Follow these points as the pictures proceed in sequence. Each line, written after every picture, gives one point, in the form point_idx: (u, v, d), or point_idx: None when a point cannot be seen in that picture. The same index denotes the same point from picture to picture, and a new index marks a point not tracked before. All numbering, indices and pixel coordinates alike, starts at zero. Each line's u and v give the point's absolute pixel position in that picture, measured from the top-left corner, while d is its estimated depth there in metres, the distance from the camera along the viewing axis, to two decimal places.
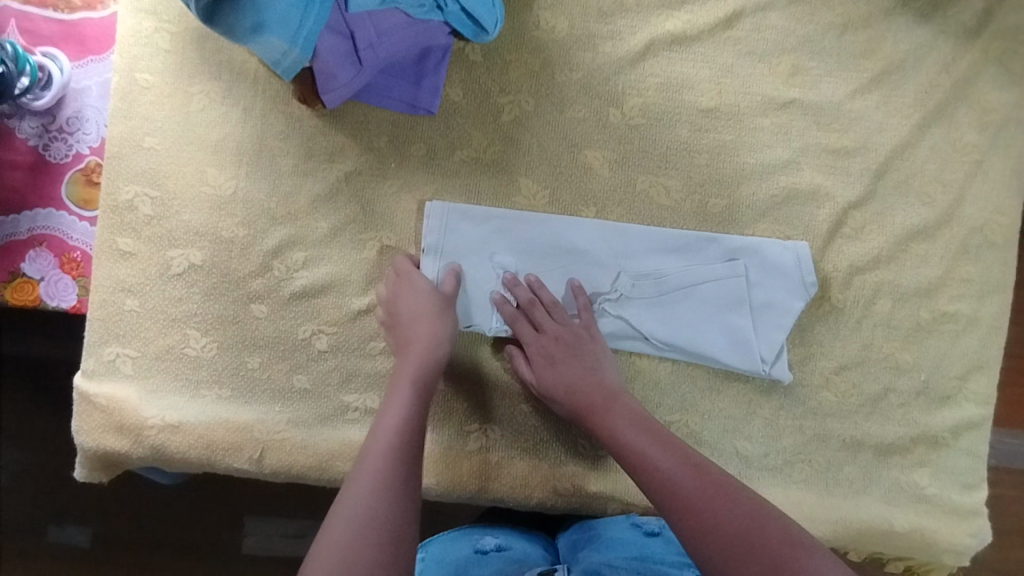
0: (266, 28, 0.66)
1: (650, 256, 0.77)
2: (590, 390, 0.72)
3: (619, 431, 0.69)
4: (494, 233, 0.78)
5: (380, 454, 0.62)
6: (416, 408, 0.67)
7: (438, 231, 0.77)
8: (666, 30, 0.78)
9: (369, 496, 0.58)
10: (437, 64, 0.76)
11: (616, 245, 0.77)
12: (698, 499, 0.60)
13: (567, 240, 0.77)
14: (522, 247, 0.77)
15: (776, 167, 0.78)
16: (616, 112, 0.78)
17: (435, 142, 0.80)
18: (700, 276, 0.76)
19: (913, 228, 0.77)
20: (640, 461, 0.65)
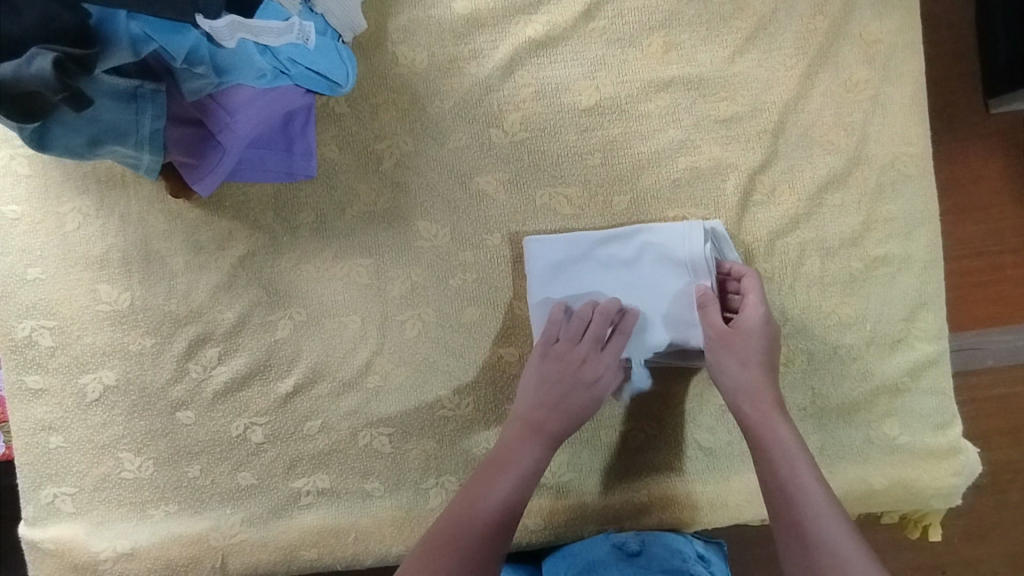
0: (104, 140, 0.62)
1: (593, 263, 0.73)
2: (750, 388, 0.68)
3: (767, 438, 0.66)
4: (613, 253, 0.73)
5: (497, 508, 0.66)
6: (537, 459, 0.69)
7: (554, 258, 0.73)
8: (528, 37, 0.75)
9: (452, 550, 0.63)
10: (303, 127, 0.73)
11: (564, 258, 0.73)
12: (809, 533, 0.61)
13: (587, 257, 0.73)
14: (618, 268, 0.73)
15: (672, 150, 0.75)
16: (499, 131, 0.75)
17: (323, 204, 0.77)
18: (661, 279, 0.72)
19: (824, 179, 0.74)
20: (769, 472, 0.65)
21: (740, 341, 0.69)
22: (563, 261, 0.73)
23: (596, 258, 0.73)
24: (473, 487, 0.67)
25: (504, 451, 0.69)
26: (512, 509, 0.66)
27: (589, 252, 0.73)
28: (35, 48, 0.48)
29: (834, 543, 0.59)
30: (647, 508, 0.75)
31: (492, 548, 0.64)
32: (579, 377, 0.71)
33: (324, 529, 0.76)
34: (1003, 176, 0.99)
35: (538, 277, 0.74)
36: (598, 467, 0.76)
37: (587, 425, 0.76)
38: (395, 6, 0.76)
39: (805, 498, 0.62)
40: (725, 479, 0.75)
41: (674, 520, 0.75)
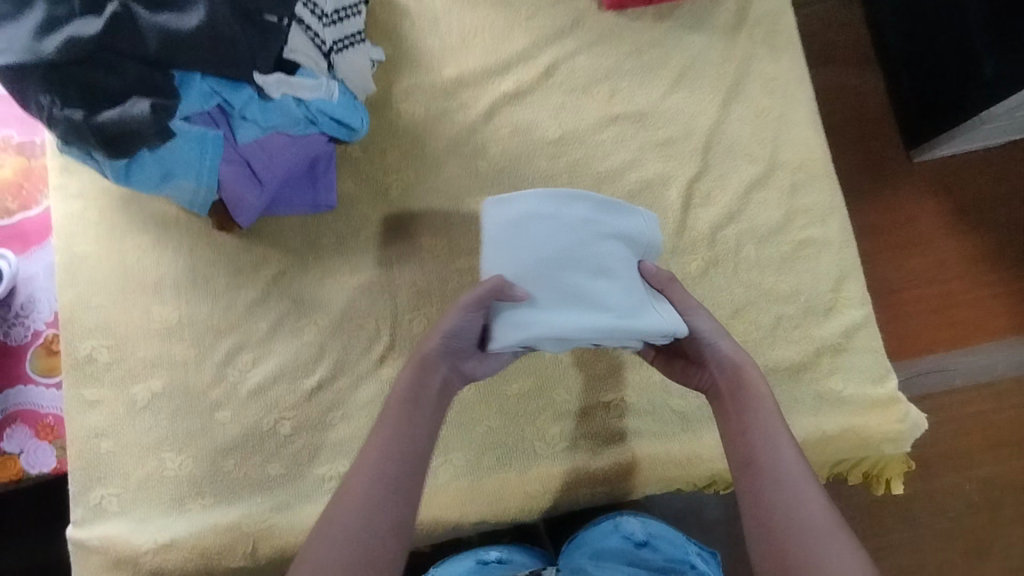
0: (173, 174, 0.79)
1: (542, 231, 0.71)
2: (726, 363, 0.70)
3: (752, 418, 0.66)
4: (562, 221, 0.71)
5: (381, 483, 0.62)
6: (418, 430, 0.66)
7: (499, 224, 0.70)
8: (503, 91, 0.95)
9: (330, 535, 0.59)
10: (326, 168, 0.90)
11: (513, 226, 0.70)
12: (774, 491, 0.61)
13: (534, 224, 0.71)
14: (565, 240, 0.71)
15: (624, 168, 0.93)
16: (483, 163, 0.93)
17: (342, 228, 0.92)
18: (623, 249, 0.73)
19: (749, 182, 0.91)
20: (735, 388, 0.69)
21: (701, 312, 0.74)
22: (509, 225, 0.70)
23: (547, 224, 0.71)
24: (365, 462, 0.63)
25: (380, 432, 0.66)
26: (397, 483, 0.63)
27: (542, 216, 0.71)
28: (131, 97, 0.73)
29: (773, 432, 0.64)
30: (633, 469, 0.85)
31: (377, 521, 0.60)
32: (465, 346, 0.71)
33: None
34: (937, 211, 1.33)
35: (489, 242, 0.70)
36: (588, 435, 0.86)
37: (575, 398, 0.86)
38: (397, 72, 0.96)
39: (778, 459, 0.63)
40: (699, 439, 0.86)
41: (656, 478, 0.85)
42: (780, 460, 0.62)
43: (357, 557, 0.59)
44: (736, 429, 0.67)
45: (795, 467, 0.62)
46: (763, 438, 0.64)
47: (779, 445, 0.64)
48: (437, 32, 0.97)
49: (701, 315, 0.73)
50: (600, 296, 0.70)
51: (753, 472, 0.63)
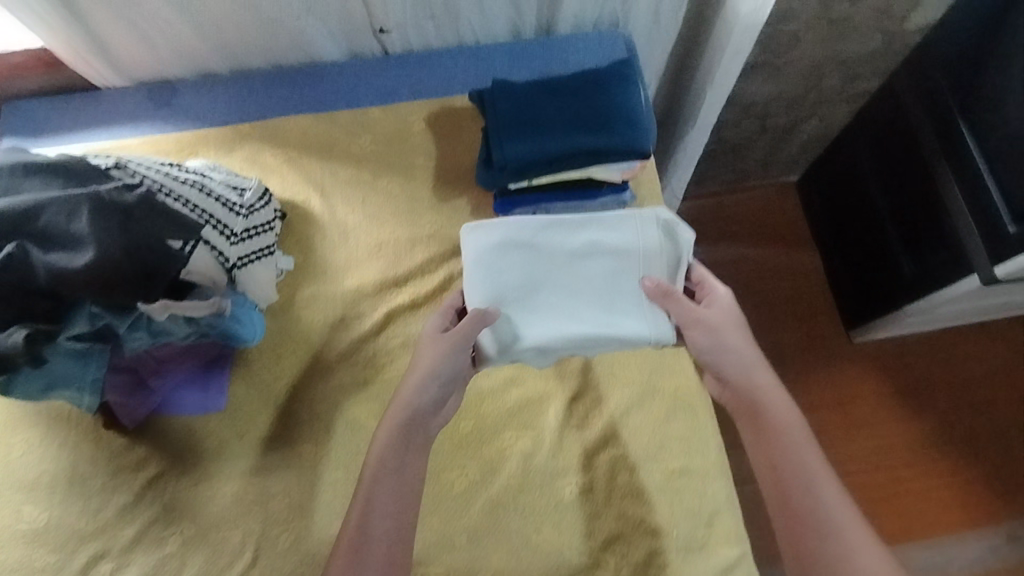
0: (56, 385, 0.83)
1: (562, 241, 0.94)
2: (755, 402, 0.84)
3: (788, 451, 0.80)
4: (549, 236, 0.94)
5: (360, 509, 0.78)
6: (392, 452, 0.81)
7: (517, 237, 0.93)
8: (398, 302, 1.00)
9: (387, 531, 0.77)
10: (218, 371, 0.95)
11: (544, 235, 0.93)
12: (819, 520, 0.75)
13: (550, 234, 0.94)
14: (573, 249, 0.94)
15: (505, 385, 0.95)
16: (372, 372, 0.97)
17: (227, 432, 0.94)
18: (610, 275, 0.93)
19: (626, 405, 0.93)
20: (762, 407, 0.83)
21: (735, 330, 0.88)
22: (507, 240, 0.92)
23: (535, 245, 0.93)
24: (371, 488, 0.79)
25: (403, 409, 0.83)
26: (382, 501, 0.79)
27: (532, 241, 0.93)
28: (14, 325, 0.76)
29: (801, 466, 0.79)
30: None
31: (359, 555, 0.75)
32: (437, 394, 0.85)
33: None
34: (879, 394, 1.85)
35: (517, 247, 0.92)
36: None
37: None
38: (302, 281, 1.02)
39: (809, 492, 0.77)
40: None
41: None
42: (815, 499, 0.76)
43: (386, 533, 0.77)
44: (759, 455, 0.82)
45: (828, 508, 0.76)
46: (783, 446, 0.80)
47: (814, 475, 0.78)
48: (345, 243, 1.04)
49: (721, 310, 0.88)
50: (602, 297, 0.92)
51: (784, 516, 0.77)
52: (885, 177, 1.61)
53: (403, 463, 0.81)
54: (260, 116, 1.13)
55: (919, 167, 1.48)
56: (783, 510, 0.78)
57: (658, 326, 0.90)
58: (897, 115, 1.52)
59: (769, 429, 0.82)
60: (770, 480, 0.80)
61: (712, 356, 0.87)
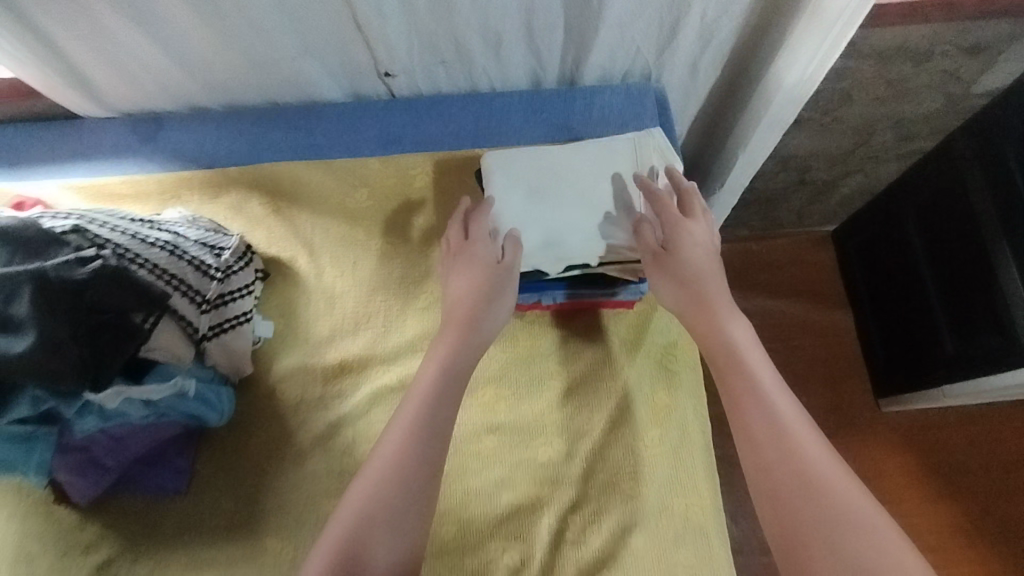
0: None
1: (556, 161, 0.93)
2: (721, 316, 0.82)
3: (745, 370, 0.77)
4: (550, 156, 0.94)
5: (381, 484, 0.75)
6: (426, 421, 0.78)
7: (516, 162, 0.95)
8: (384, 382, 0.92)
9: (370, 494, 0.74)
10: (180, 450, 0.86)
11: (538, 164, 0.94)
12: (789, 447, 0.71)
13: (550, 160, 0.94)
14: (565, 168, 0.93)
15: (495, 488, 0.87)
16: (348, 459, 0.88)
17: (187, 517, 0.86)
18: (596, 150, 0.90)
19: (628, 523, 0.84)
20: (722, 329, 0.81)
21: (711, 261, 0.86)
22: (516, 178, 0.93)
23: (537, 173, 0.93)
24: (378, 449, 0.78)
25: (435, 383, 0.81)
26: (395, 490, 0.74)
27: (537, 173, 0.93)
28: None
29: (760, 382, 0.76)
30: None
31: (378, 531, 0.72)
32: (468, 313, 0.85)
33: None
34: (906, 469, 1.73)
35: (521, 163, 0.94)
36: None
37: None
38: (282, 351, 0.94)
39: (784, 432, 0.72)
40: None
41: None
42: (790, 437, 0.72)
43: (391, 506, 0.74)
44: (727, 393, 0.78)
45: (798, 435, 0.72)
46: (763, 407, 0.74)
47: (776, 399, 0.75)
48: (332, 310, 0.96)
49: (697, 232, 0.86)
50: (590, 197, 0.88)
51: (738, 421, 0.75)
52: (931, 210, 1.46)
53: (430, 450, 0.78)
54: (249, 159, 1.07)
55: (970, 236, 1.35)
56: (751, 457, 0.73)
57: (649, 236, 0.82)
58: (948, 173, 1.37)
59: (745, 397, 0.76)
60: (736, 407, 0.76)
61: (679, 306, 0.84)
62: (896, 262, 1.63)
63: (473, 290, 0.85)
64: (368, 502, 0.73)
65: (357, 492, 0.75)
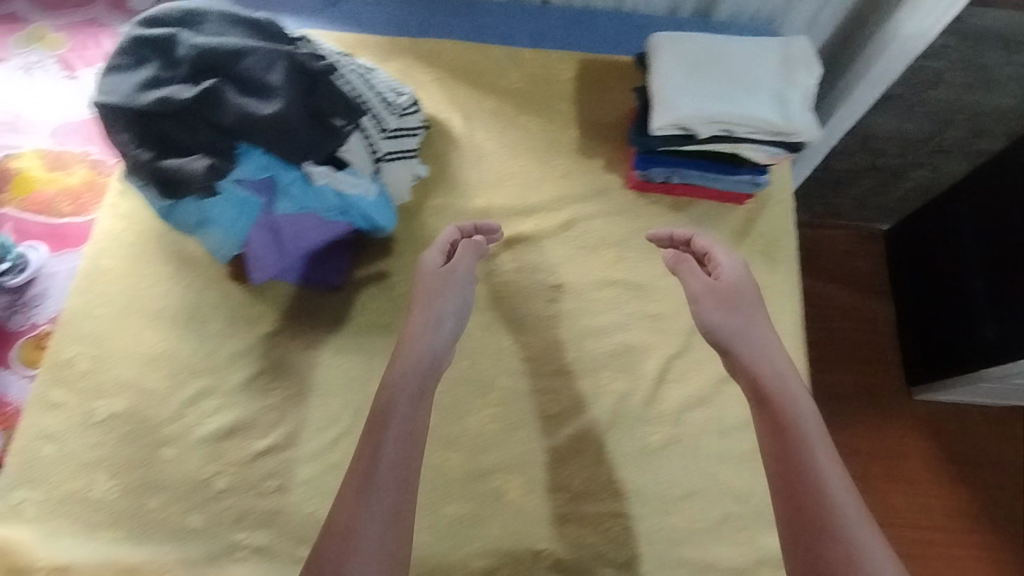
0: (211, 223, 0.87)
1: (714, 43, 0.94)
2: (743, 336, 0.86)
3: (777, 385, 0.83)
4: (708, 38, 0.94)
5: (388, 458, 0.75)
6: (417, 406, 0.80)
7: (676, 35, 0.94)
8: (522, 231, 1.05)
9: (386, 470, 0.74)
10: (342, 253, 0.99)
11: (697, 40, 0.93)
12: (807, 460, 0.76)
13: (707, 39, 0.94)
14: (723, 50, 0.93)
15: (611, 329, 0.99)
16: (485, 286, 1.01)
17: (341, 309, 0.98)
18: (749, 47, 0.93)
19: (725, 373, 0.97)
20: (748, 346, 0.86)
21: (755, 296, 0.90)
22: (678, 46, 0.92)
23: (697, 46, 0.93)
24: (381, 435, 0.77)
25: (416, 363, 0.83)
26: (394, 475, 0.75)
27: (697, 45, 0.93)
28: (196, 154, 0.81)
29: (791, 394, 0.82)
30: None
31: (371, 505, 0.73)
32: (445, 323, 0.86)
33: None
34: (929, 455, 1.66)
35: (681, 36, 0.93)
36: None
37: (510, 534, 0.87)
38: (434, 191, 1.07)
39: (805, 445, 0.78)
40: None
41: None
42: (807, 449, 0.77)
43: (378, 477, 0.74)
44: (755, 398, 0.83)
45: (819, 451, 0.77)
46: (789, 415, 0.80)
47: (806, 416, 0.80)
48: (480, 166, 1.09)
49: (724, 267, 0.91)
50: (745, 82, 0.91)
51: (768, 422, 0.81)
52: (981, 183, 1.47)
53: (415, 435, 0.78)
54: (419, 33, 1.18)
55: (1014, 211, 1.37)
56: (779, 459, 0.78)
57: (795, 122, 0.89)
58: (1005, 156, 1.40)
59: (782, 424, 0.79)
60: (767, 405, 0.82)
61: (725, 333, 0.87)
62: (933, 246, 1.67)
63: (442, 297, 0.88)
64: (390, 479, 0.74)
65: (361, 467, 0.75)
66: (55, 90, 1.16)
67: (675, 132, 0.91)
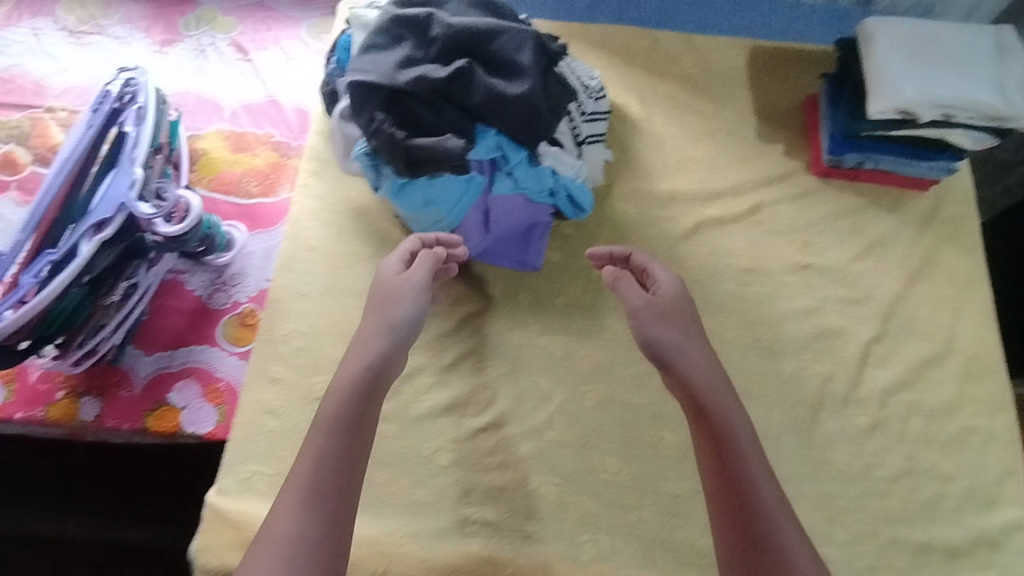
0: (433, 204, 0.90)
1: (926, 28, 0.95)
2: (688, 359, 0.82)
3: (716, 415, 0.79)
4: (920, 23, 0.95)
5: (298, 495, 0.70)
6: (337, 437, 0.74)
7: (889, 19, 0.95)
8: (710, 215, 1.06)
9: (298, 513, 0.69)
10: (540, 236, 0.98)
11: (910, 25, 0.95)
12: (756, 501, 0.74)
13: (920, 25, 0.95)
14: (937, 35, 0.94)
15: (808, 312, 1.00)
16: (679, 268, 1.02)
17: (542, 290, 0.99)
18: (961, 34, 0.95)
19: (924, 357, 0.98)
20: (685, 373, 0.82)
21: (664, 321, 0.85)
22: (894, 30, 0.94)
23: (911, 31, 0.94)
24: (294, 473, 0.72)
25: (346, 388, 0.77)
26: (314, 517, 0.69)
27: (912, 30, 0.94)
28: (446, 133, 0.82)
29: (734, 429, 0.78)
30: None
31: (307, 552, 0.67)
32: (390, 345, 0.81)
33: (482, 558, 0.84)
34: None
35: (895, 21, 0.95)
36: None
37: None
38: (620, 176, 1.08)
39: (754, 483, 0.75)
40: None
41: None
42: (756, 491, 0.74)
43: (324, 487, 0.71)
44: (698, 426, 0.80)
45: (752, 490, 0.74)
46: (740, 452, 0.77)
47: (748, 450, 0.77)
48: (662, 152, 1.10)
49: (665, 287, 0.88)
50: (963, 66, 0.92)
51: (710, 459, 0.78)
52: None
53: (340, 469, 0.73)
54: (586, 19, 1.19)
55: None
56: (734, 498, 0.74)
57: (1019, 106, 0.90)
58: None
59: (718, 438, 0.78)
60: (707, 433, 0.79)
61: (661, 345, 0.84)
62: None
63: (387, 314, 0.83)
64: (299, 520, 0.68)
65: (285, 508, 0.69)
66: (231, 73, 1.17)
67: (895, 116, 0.92)
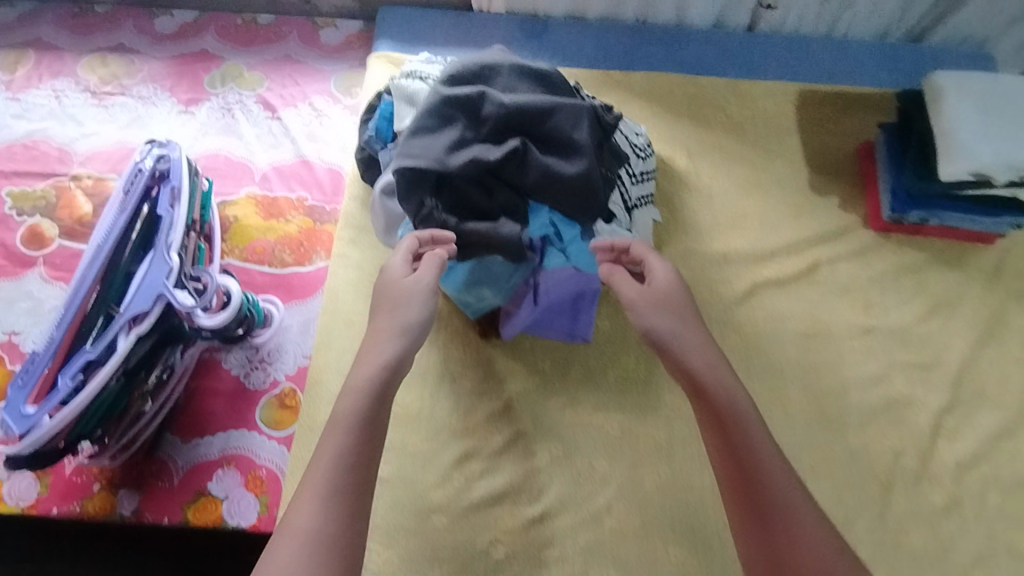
0: (483, 284, 0.86)
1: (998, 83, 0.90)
2: (687, 346, 0.75)
3: (720, 403, 0.72)
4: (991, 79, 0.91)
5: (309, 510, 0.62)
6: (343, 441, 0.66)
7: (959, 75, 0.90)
8: (765, 276, 1.01)
9: (311, 523, 0.61)
10: (590, 305, 0.92)
11: (981, 80, 0.90)
12: (774, 495, 0.68)
13: (991, 80, 0.90)
14: (1010, 91, 0.90)
15: (873, 380, 0.95)
16: (736, 335, 0.97)
17: (593, 363, 0.95)
18: None
19: (998, 426, 0.93)
20: (686, 360, 0.74)
21: (658, 304, 0.77)
22: (964, 87, 0.89)
23: (982, 86, 0.89)
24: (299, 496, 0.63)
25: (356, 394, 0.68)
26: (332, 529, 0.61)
27: (984, 86, 0.89)
28: (504, 219, 0.78)
29: (746, 418, 0.72)
30: None
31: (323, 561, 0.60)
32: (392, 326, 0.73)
33: None
34: None
35: (964, 76, 0.90)
36: None
37: None
38: (669, 235, 1.03)
39: (771, 477, 0.69)
40: None
41: None
42: (775, 482, 0.68)
43: (342, 486, 0.64)
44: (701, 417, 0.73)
45: (770, 485, 0.68)
46: (750, 443, 0.70)
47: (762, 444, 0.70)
48: (712, 208, 1.05)
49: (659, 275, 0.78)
50: None
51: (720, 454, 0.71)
52: None
53: (351, 474, 0.65)
54: (626, 66, 1.15)
55: None
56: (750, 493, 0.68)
57: None
58: None
59: (733, 433, 0.71)
60: (714, 428, 0.72)
61: (650, 328, 0.76)
62: None
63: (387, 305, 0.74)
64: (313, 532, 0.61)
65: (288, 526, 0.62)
66: (259, 131, 1.13)
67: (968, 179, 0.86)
